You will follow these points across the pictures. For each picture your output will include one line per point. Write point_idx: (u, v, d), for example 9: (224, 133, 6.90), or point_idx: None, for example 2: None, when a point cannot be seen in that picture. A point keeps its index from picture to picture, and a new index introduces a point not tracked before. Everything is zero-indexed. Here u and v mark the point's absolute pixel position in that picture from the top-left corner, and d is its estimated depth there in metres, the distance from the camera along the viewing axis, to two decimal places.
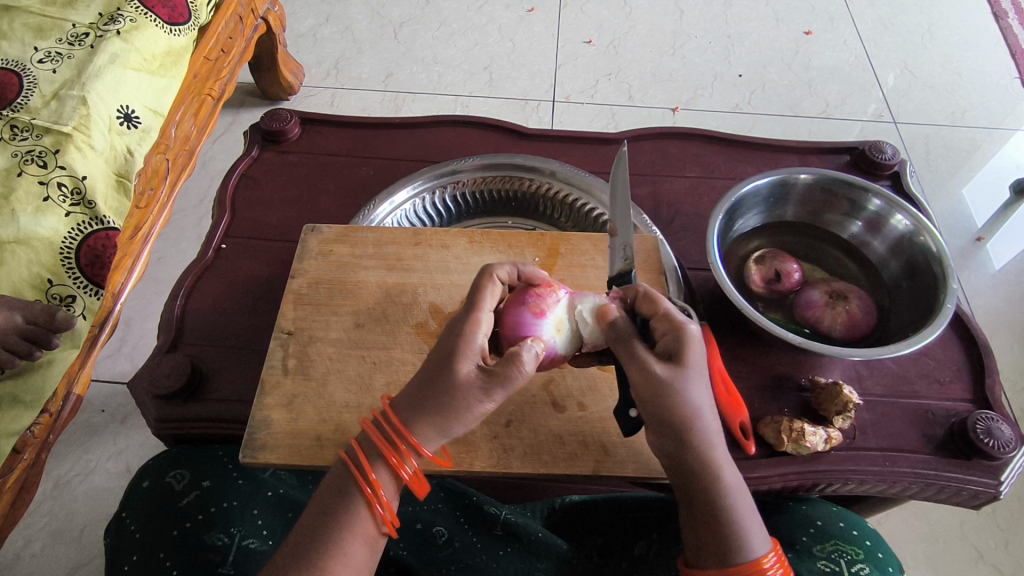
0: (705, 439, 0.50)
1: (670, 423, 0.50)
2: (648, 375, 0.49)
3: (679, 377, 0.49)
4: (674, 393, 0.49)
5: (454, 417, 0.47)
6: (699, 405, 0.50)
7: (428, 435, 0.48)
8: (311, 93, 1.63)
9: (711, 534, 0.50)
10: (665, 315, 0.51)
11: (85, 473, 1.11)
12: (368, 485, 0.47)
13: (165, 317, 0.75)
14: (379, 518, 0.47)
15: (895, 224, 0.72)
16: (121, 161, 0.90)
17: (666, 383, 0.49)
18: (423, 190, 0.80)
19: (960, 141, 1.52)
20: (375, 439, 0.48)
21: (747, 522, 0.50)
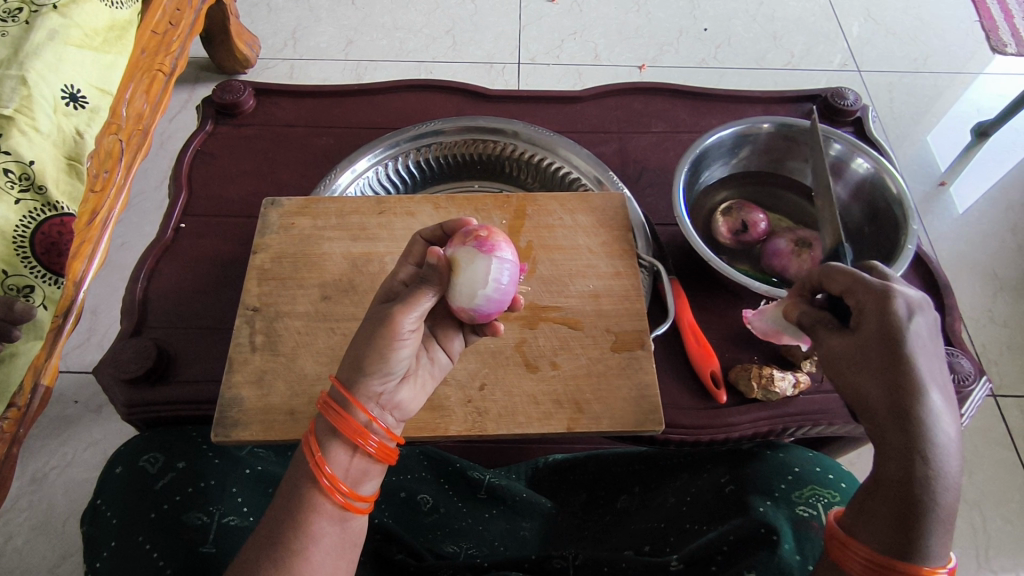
0: (939, 427, 0.42)
1: (879, 396, 0.43)
2: (871, 331, 0.44)
3: (895, 342, 0.43)
4: (901, 361, 0.43)
5: (367, 349, 0.46)
6: (930, 380, 0.43)
7: (352, 379, 0.47)
8: (268, 65, 1.57)
9: (896, 528, 0.42)
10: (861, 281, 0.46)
11: (63, 466, 1.09)
12: (322, 468, 0.46)
13: (127, 300, 0.73)
14: (341, 502, 0.47)
15: (856, 168, 0.72)
16: (70, 143, 0.86)
17: (898, 339, 0.43)
18: (385, 158, 0.78)
19: (923, 88, 1.53)
20: (331, 420, 0.47)
21: (945, 526, 0.41)
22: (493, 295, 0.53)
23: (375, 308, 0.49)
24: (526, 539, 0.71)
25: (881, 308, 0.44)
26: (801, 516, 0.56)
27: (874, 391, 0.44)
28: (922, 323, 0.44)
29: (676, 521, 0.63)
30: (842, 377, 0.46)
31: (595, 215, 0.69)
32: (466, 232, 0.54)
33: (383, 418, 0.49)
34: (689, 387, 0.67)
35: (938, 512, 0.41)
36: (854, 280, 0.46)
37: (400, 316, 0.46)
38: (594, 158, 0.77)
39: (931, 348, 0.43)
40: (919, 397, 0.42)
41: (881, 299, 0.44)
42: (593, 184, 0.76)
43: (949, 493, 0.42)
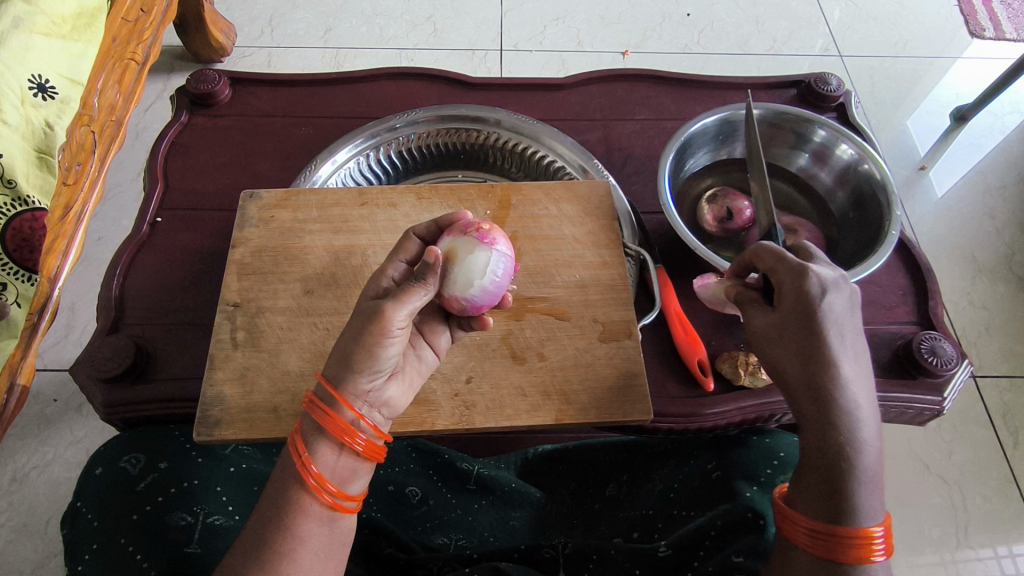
0: (847, 393, 0.48)
1: (799, 370, 0.49)
2: (790, 307, 0.49)
3: (808, 320, 0.48)
4: (816, 336, 0.48)
5: (357, 348, 0.46)
6: (842, 352, 0.48)
7: (341, 377, 0.46)
8: (244, 53, 1.54)
9: (824, 491, 0.47)
10: (783, 263, 0.50)
11: (43, 465, 1.07)
12: (308, 467, 0.46)
13: (103, 297, 0.71)
14: (328, 502, 0.46)
15: (840, 154, 0.72)
16: (40, 136, 0.83)
17: (813, 315, 0.48)
18: (365, 148, 0.77)
19: (904, 72, 1.54)
20: (316, 419, 0.46)
21: (865, 486, 0.46)
22: (489, 286, 0.55)
23: (364, 305, 0.48)
24: (516, 529, 0.71)
25: (799, 286, 0.49)
26: None
27: (793, 365, 0.50)
28: (836, 300, 0.48)
29: (664, 508, 0.63)
30: (768, 352, 0.51)
31: (580, 204, 0.69)
32: (465, 225, 0.57)
33: (372, 416, 0.49)
34: (676, 376, 0.67)
35: (857, 471, 0.47)
36: (778, 262, 0.51)
37: (390, 313, 0.46)
38: (578, 146, 0.77)
39: (845, 323, 0.48)
40: (832, 368, 0.48)
41: (798, 279, 0.49)
42: (578, 172, 0.75)
43: (863, 452, 0.47)
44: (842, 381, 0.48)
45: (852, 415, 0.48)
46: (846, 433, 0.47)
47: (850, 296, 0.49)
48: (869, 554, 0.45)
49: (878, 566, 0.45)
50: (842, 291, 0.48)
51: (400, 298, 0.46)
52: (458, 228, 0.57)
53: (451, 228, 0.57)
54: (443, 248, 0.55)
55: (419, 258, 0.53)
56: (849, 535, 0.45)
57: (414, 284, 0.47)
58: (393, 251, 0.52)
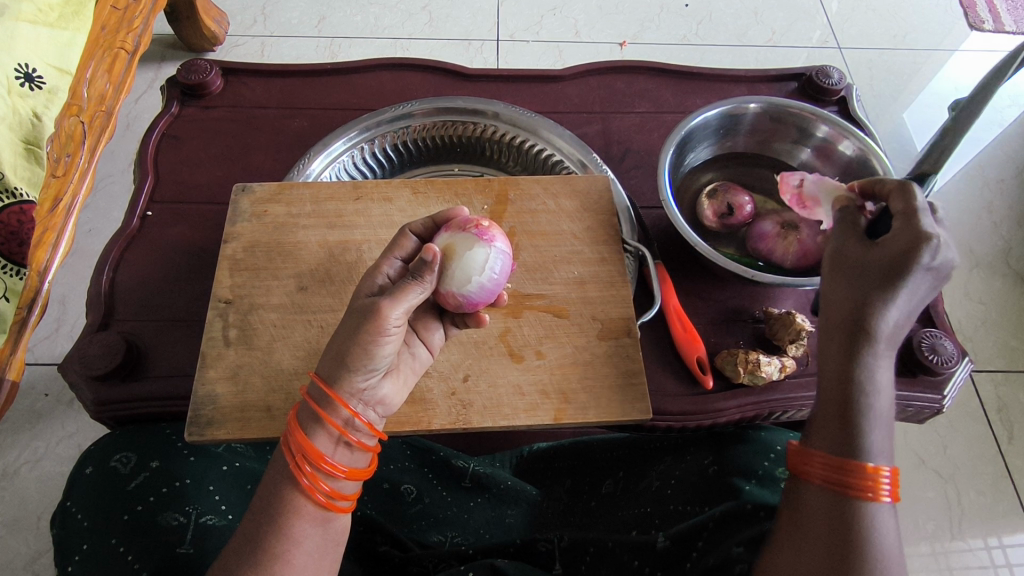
0: (885, 339, 0.49)
1: (851, 311, 0.49)
2: (890, 252, 0.47)
3: (897, 271, 0.47)
4: (892, 285, 0.47)
5: (351, 345, 0.45)
6: (901, 305, 0.48)
7: (332, 375, 0.45)
8: (237, 42, 1.51)
9: (839, 426, 0.49)
10: (917, 214, 0.48)
11: (34, 461, 1.06)
12: (302, 465, 0.45)
13: (93, 293, 0.70)
14: (322, 501, 0.46)
15: (843, 150, 0.71)
16: (27, 127, 0.82)
17: (904, 267, 0.47)
18: (359, 141, 0.75)
19: (902, 65, 1.53)
20: (309, 415, 0.46)
21: (878, 430, 0.48)
22: (486, 283, 0.54)
23: (360, 300, 0.47)
24: (511, 526, 0.70)
25: (911, 244, 0.46)
26: None
27: (847, 303, 0.49)
28: (936, 261, 0.46)
29: (662, 505, 0.62)
30: (831, 280, 0.51)
31: (578, 199, 0.68)
32: (462, 222, 0.56)
33: (367, 415, 0.48)
34: (676, 373, 0.66)
35: (876, 415, 0.48)
36: (913, 209, 0.48)
37: (386, 311, 0.45)
38: (577, 140, 0.76)
39: (927, 281, 0.48)
40: (882, 315, 0.48)
41: (910, 230, 0.47)
42: (577, 167, 0.74)
43: (881, 395, 0.49)
44: (888, 329, 0.48)
45: (881, 362, 0.49)
46: (872, 377, 0.49)
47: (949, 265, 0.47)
48: (878, 495, 0.46)
49: (886, 507, 0.46)
50: (948, 254, 0.47)
51: (395, 295, 0.46)
52: (455, 224, 0.56)
53: (448, 224, 0.56)
54: (441, 244, 0.54)
55: (414, 256, 0.52)
56: (857, 476, 0.46)
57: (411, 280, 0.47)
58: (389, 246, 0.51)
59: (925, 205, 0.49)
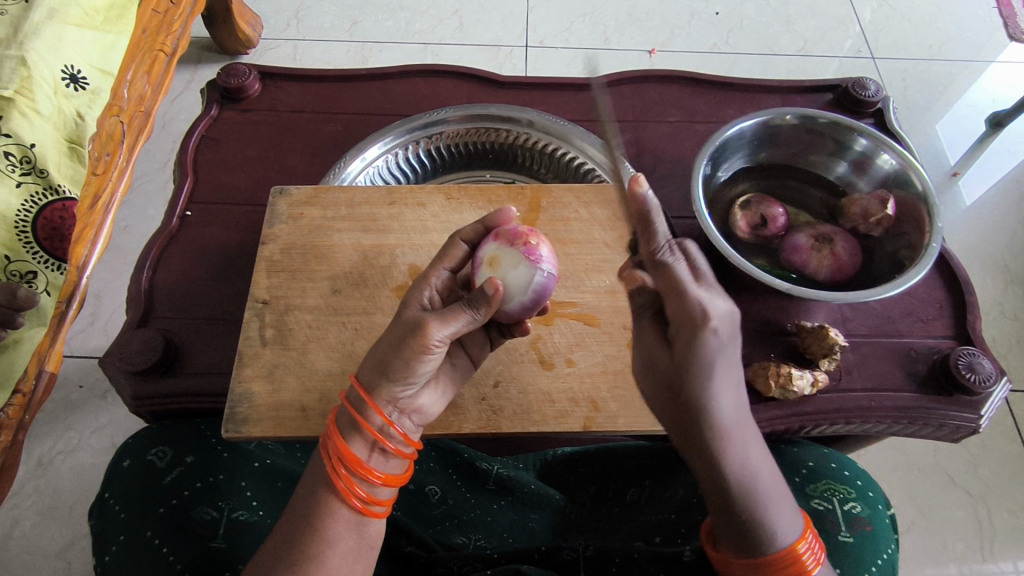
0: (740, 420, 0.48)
1: (687, 411, 0.48)
2: (696, 345, 0.46)
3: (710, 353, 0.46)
4: (713, 375, 0.46)
5: (393, 357, 0.47)
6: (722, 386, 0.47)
7: (372, 382, 0.47)
8: (270, 45, 1.54)
9: (736, 523, 0.47)
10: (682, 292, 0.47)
11: (68, 450, 1.09)
12: (339, 468, 0.46)
13: (133, 290, 0.72)
14: (358, 507, 0.47)
15: (881, 163, 0.71)
16: (71, 126, 0.85)
17: (716, 354, 0.46)
18: (395, 146, 0.76)
19: (937, 75, 1.50)
20: (346, 421, 0.48)
21: (782, 509, 0.47)
22: (527, 301, 0.57)
23: (409, 316, 0.48)
24: (534, 531, 0.70)
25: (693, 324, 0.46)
26: (816, 510, 0.56)
27: (683, 407, 0.48)
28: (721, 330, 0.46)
29: (687, 513, 0.63)
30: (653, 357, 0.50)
31: (611, 208, 0.68)
32: (511, 234, 0.57)
33: (401, 422, 0.50)
34: None
35: (764, 498, 0.47)
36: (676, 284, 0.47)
37: (431, 330, 0.46)
38: (610, 148, 0.76)
39: (729, 356, 0.47)
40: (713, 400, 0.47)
41: (693, 317, 0.46)
42: (609, 176, 0.74)
43: (761, 478, 0.48)
44: (730, 416, 0.48)
45: (749, 446, 0.48)
46: (747, 468, 0.47)
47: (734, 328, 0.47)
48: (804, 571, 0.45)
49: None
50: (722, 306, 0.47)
51: (445, 318, 0.47)
52: (504, 235, 0.57)
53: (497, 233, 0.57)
54: (486, 256, 0.56)
55: (462, 264, 0.56)
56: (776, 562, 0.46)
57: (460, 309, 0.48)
58: (438, 258, 0.54)
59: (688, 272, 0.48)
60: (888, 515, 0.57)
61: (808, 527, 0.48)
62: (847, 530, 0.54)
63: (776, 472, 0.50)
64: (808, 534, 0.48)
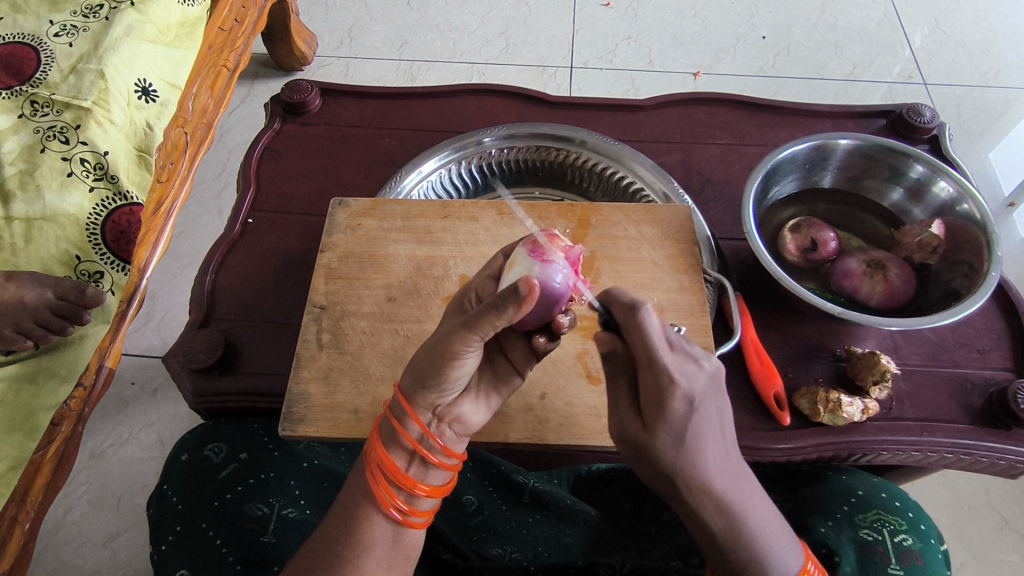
0: (729, 474, 0.46)
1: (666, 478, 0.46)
2: (668, 418, 0.45)
3: (692, 421, 0.45)
4: (690, 445, 0.45)
5: (430, 363, 0.47)
6: (710, 446, 0.46)
7: (412, 392, 0.48)
8: (324, 63, 1.60)
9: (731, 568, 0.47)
10: (652, 361, 0.45)
11: (119, 444, 1.14)
12: (379, 479, 0.48)
13: (196, 291, 0.76)
14: (397, 517, 0.48)
15: (937, 191, 0.70)
16: (141, 135, 0.88)
17: (686, 425, 0.45)
18: (449, 161, 0.79)
19: (993, 103, 1.47)
20: (387, 430, 0.49)
21: (781, 550, 0.47)
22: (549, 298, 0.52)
23: (448, 322, 0.48)
24: (569, 546, 0.69)
25: (660, 387, 0.45)
26: (865, 540, 0.55)
27: (660, 475, 0.47)
28: (696, 391, 0.45)
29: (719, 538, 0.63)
30: (619, 416, 0.49)
31: (660, 227, 0.69)
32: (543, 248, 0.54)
33: (442, 433, 0.50)
34: (751, 406, 0.65)
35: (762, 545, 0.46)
36: (647, 356, 0.45)
37: (458, 336, 0.45)
38: (659, 169, 0.77)
39: (707, 416, 0.46)
40: (695, 460, 0.45)
41: (664, 391, 0.45)
42: (658, 197, 0.76)
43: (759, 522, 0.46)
44: (719, 472, 0.46)
45: (740, 499, 0.46)
46: (734, 522, 0.46)
47: (709, 381, 0.46)
48: None
49: None
50: (701, 372, 0.46)
51: (474, 324, 0.44)
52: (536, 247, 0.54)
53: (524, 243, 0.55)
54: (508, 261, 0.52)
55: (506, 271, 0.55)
56: None
57: (487, 308, 0.44)
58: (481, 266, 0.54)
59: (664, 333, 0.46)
60: (941, 550, 0.56)
61: (809, 556, 0.49)
62: (897, 563, 0.53)
63: (775, 513, 0.48)
64: (810, 564, 0.48)
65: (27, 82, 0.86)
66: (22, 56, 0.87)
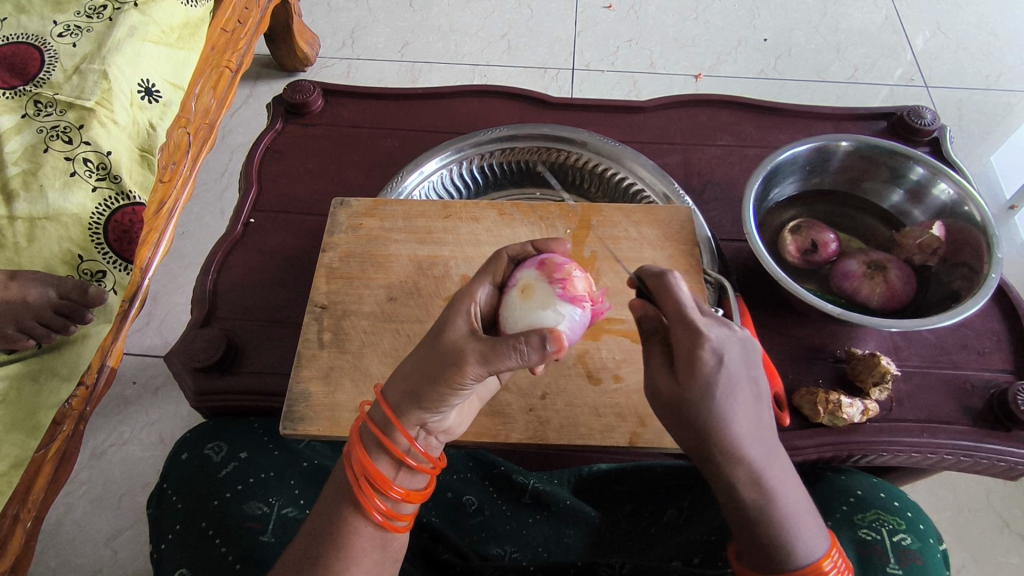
0: (758, 444, 0.47)
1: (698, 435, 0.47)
2: (698, 373, 0.45)
3: (723, 378, 0.45)
4: (722, 406, 0.45)
5: (426, 383, 0.46)
6: (740, 415, 0.46)
7: (401, 406, 0.47)
8: (326, 64, 1.61)
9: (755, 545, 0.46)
10: (685, 316, 0.46)
11: (120, 444, 1.14)
12: (362, 484, 0.47)
13: (198, 291, 0.76)
14: (379, 521, 0.48)
15: (938, 193, 0.70)
16: (143, 136, 0.89)
17: (719, 382, 0.45)
18: (451, 162, 0.79)
19: (994, 106, 1.47)
20: (371, 437, 0.49)
21: (806, 530, 0.46)
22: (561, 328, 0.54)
23: (455, 331, 0.47)
24: (569, 547, 0.69)
25: (692, 344, 0.45)
26: (864, 539, 0.55)
27: (689, 434, 0.48)
28: (730, 355, 0.46)
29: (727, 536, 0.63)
30: (649, 372, 0.50)
31: (660, 228, 0.69)
32: (557, 270, 0.55)
33: (425, 443, 0.50)
34: None
35: (786, 521, 0.46)
36: (680, 313, 0.47)
37: (468, 367, 0.45)
38: (660, 170, 0.77)
39: (737, 377, 0.46)
40: (727, 425, 0.46)
41: (696, 346, 0.45)
42: (659, 197, 0.76)
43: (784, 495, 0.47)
44: (750, 437, 0.46)
45: (768, 467, 0.47)
46: (764, 492, 0.46)
47: (743, 347, 0.47)
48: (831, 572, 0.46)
49: None
50: (736, 334, 0.47)
51: (492, 358, 0.45)
52: (548, 266, 0.55)
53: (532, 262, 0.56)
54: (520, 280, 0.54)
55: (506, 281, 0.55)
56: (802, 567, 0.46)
57: (511, 340, 0.45)
58: (485, 269, 0.54)
59: (690, 300, 0.48)
60: (939, 550, 0.56)
61: (833, 543, 0.48)
62: (896, 563, 0.53)
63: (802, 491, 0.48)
64: (834, 550, 0.47)
65: (31, 82, 0.86)
66: (26, 56, 0.88)
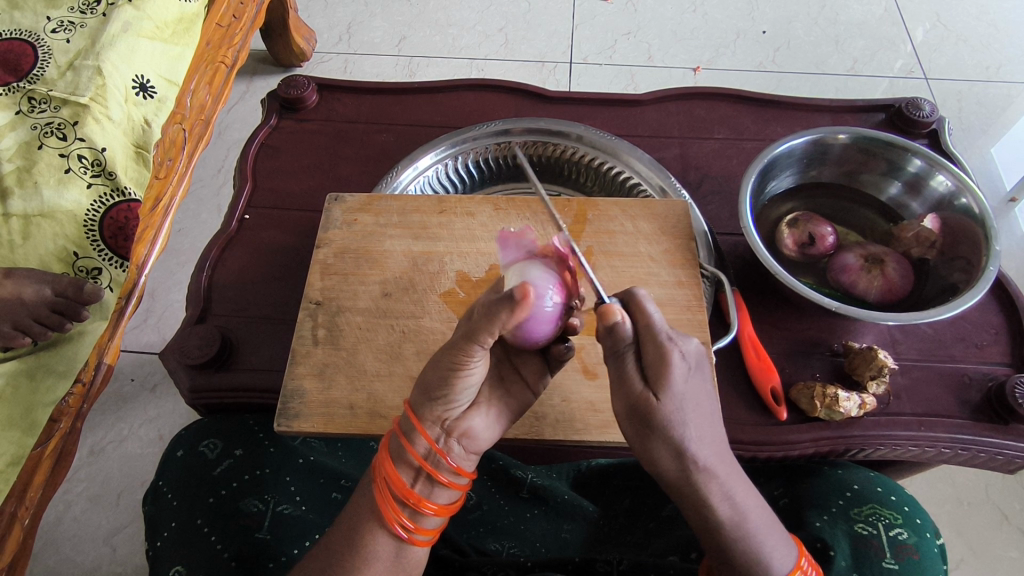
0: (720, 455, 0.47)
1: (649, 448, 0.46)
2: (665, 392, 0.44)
3: (685, 391, 0.45)
4: (683, 423, 0.45)
5: (436, 378, 0.47)
6: (699, 432, 0.46)
7: (421, 412, 0.47)
8: (322, 59, 1.60)
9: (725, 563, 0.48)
10: (649, 331, 0.45)
11: (119, 441, 1.14)
12: (384, 496, 0.48)
13: (193, 287, 0.76)
14: (403, 535, 0.48)
15: (935, 185, 0.70)
16: (138, 132, 0.88)
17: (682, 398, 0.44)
18: (446, 156, 0.79)
19: (994, 98, 1.46)
20: (397, 446, 0.48)
21: (773, 544, 0.47)
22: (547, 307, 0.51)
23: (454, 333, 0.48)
24: (568, 542, 0.69)
25: (659, 361, 0.44)
26: (859, 534, 0.55)
27: (661, 458, 0.46)
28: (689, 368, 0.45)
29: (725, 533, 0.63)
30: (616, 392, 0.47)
31: (657, 222, 0.69)
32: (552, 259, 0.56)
33: (452, 451, 0.48)
34: (749, 401, 0.65)
35: (740, 534, 0.47)
36: (644, 330, 0.45)
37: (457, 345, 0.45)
38: (656, 164, 0.77)
39: (698, 394, 0.46)
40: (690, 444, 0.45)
41: (665, 360, 0.44)
42: (655, 191, 0.75)
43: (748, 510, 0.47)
44: (703, 452, 0.46)
45: (717, 484, 0.46)
46: (736, 508, 0.47)
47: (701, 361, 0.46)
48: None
49: None
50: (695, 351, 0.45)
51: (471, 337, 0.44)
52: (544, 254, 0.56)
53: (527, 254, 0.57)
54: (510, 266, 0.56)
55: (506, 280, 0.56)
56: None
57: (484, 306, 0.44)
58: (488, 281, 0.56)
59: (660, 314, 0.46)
60: (936, 544, 0.55)
61: (803, 552, 0.49)
62: (892, 557, 0.53)
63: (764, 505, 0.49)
64: (804, 559, 0.49)
65: (24, 79, 0.86)
66: (19, 52, 0.87)
